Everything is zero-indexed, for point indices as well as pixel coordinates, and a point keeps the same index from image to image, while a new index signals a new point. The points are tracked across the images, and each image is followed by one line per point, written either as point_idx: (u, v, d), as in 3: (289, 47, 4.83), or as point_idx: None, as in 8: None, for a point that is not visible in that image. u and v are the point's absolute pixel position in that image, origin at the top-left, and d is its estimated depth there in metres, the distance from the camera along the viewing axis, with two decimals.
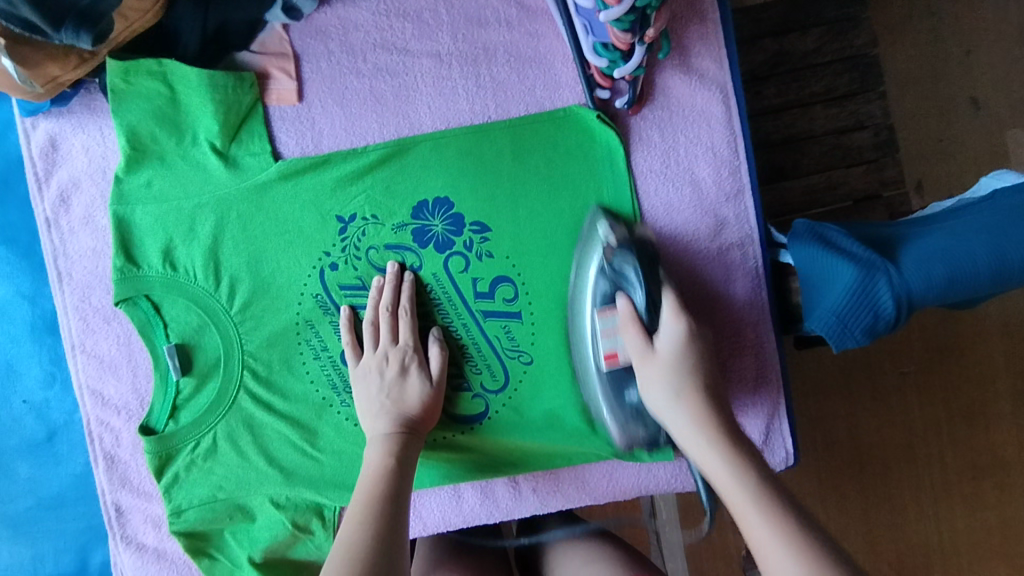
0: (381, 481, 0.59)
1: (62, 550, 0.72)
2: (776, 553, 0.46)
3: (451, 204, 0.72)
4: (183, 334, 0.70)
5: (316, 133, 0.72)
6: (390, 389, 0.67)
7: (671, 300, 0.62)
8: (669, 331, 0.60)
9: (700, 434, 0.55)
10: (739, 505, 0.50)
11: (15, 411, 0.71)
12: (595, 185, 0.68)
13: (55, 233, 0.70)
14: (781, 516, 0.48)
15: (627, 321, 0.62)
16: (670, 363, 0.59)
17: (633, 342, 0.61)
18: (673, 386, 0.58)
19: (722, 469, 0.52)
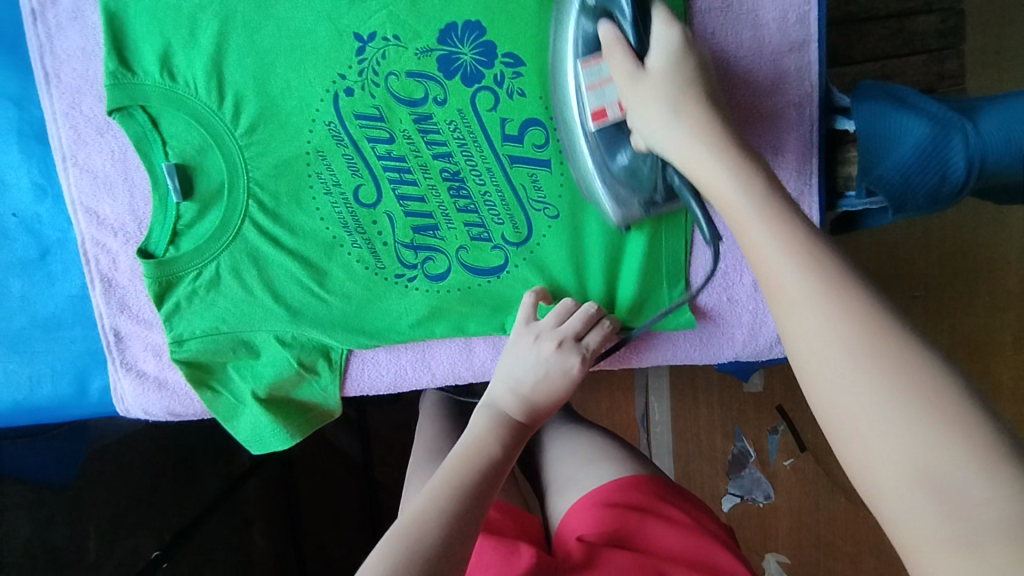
0: (482, 461, 0.55)
1: (58, 372, 0.69)
2: (844, 360, 0.35)
3: (482, 29, 0.64)
4: (183, 153, 0.65)
5: None
6: (547, 360, 0.62)
7: (661, 10, 0.55)
8: (661, 44, 0.54)
9: (744, 195, 0.43)
10: (796, 295, 0.38)
11: (5, 225, 0.67)
12: (592, 11, 0.58)
13: (40, 27, 0.63)
14: (861, 309, 0.36)
15: (629, 84, 0.54)
16: (663, 77, 0.53)
17: (648, 113, 0.52)
18: (723, 163, 0.46)
19: (793, 272, 0.38)
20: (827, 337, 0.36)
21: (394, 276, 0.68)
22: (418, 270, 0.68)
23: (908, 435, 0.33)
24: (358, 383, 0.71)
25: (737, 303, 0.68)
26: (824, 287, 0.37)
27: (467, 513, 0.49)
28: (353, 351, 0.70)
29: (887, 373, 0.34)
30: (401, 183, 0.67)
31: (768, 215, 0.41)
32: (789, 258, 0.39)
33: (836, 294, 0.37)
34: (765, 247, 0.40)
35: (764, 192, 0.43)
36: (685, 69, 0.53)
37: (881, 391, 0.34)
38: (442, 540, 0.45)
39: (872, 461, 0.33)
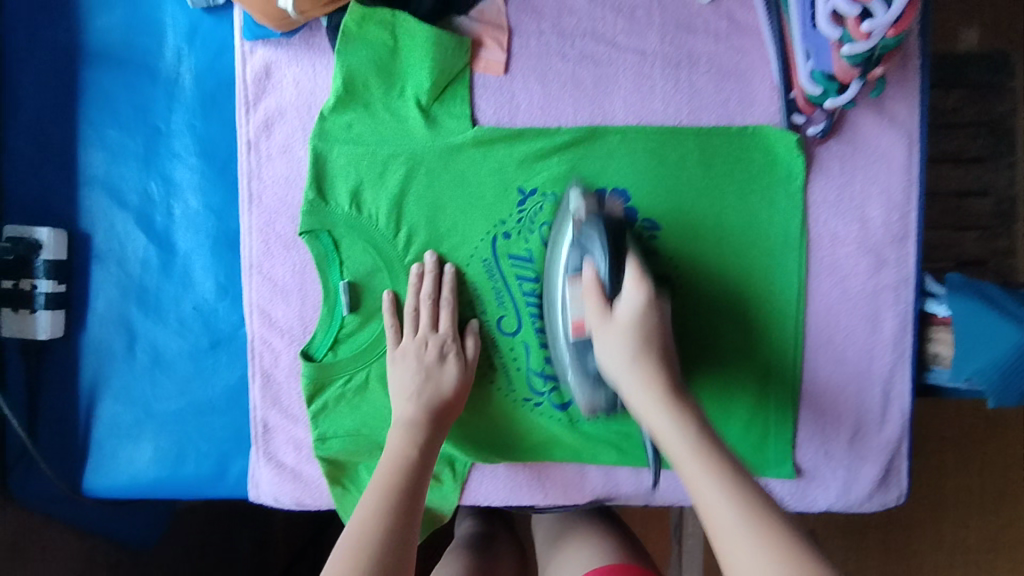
0: (400, 472, 0.65)
1: (203, 453, 0.75)
2: (733, 526, 0.48)
3: (628, 197, 0.74)
4: (357, 273, 0.74)
5: (513, 106, 0.74)
6: (426, 372, 0.70)
7: (635, 265, 0.62)
8: (631, 298, 0.60)
9: (664, 411, 0.56)
10: (712, 506, 0.50)
11: (184, 316, 0.75)
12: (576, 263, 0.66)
13: (252, 156, 0.73)
14: (733, 487, 0.50)
15: (601, 327, 0.61)
16: (631, 330, 0.59)
17: (613, 355, 0.60)
18: (656, 398, 0.57)
19: (716, 497, 0.50)
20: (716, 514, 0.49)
21: (523, 399, 0.75)
22: (545, 397, 0.75)
23: (752, 538, 0.47)
24: (476, 495, 0.77)
25: (832, 458, 0.76)
26: (704, 455, 0.52)
27: (401, 536, 0.59)
28: (475, 463, 0.76)
29: (758, 532, 0.47)
30: (539, 318, 0.75)
31: (700, 450, 0.53)
32: (711, 483, 0.50)
33: (732, 492, 0.50)
34: (697, 476, 0.51)
35: (691, 425, 0.55)
36: (647, 316, 0.60)
37: (749, 532, 0.48)
38: (389, 554, 0.56)
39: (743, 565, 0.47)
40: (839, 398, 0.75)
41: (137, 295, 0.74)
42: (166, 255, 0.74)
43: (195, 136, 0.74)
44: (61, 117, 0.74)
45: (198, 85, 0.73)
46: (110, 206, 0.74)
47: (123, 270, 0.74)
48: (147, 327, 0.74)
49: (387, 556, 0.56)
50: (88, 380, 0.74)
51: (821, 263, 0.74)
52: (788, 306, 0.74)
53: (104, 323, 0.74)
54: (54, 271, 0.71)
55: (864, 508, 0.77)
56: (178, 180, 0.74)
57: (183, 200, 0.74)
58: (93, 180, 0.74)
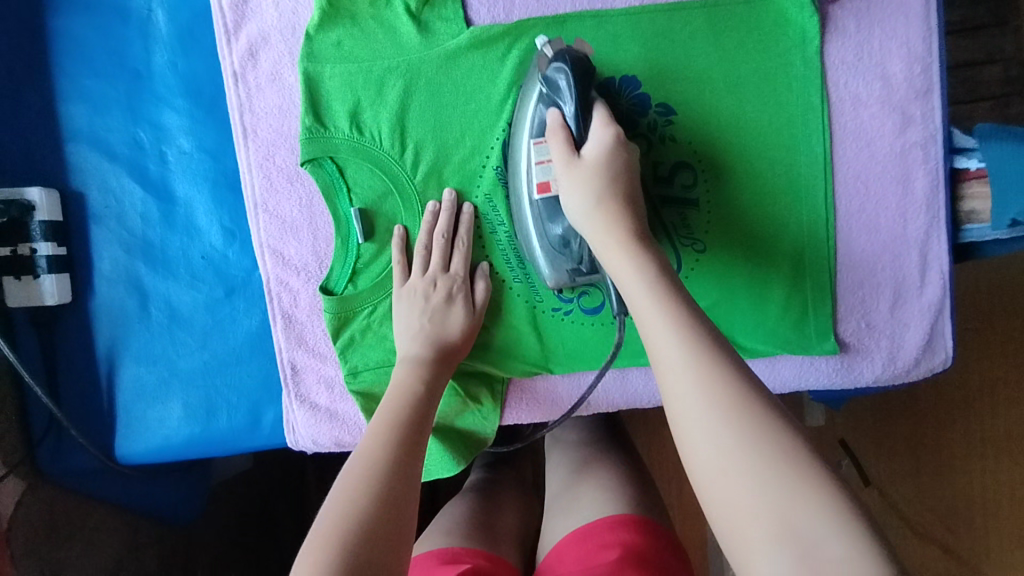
0: (406, 409, 0.60)
1: (234, 406, 0.73)
2: (704, 398, 0.44)
3: (638, 84, 0.70)
4: (367, 199, 0.71)
5: (508, 1, 0.70)
6: (434, 313, 0.68)
7: (603, 114, 0.62)
8: (600, 140, 0.61)
9: (637, 273, 0.53)
10: (681, 389, 0.45)
11: (194, 266, 0.72)
12: (545, 98, 0.64)
13: (240, 87, 0.69)
14: (735, 390, 0.43)
15: (567, 170, 0.61)
16: (596, 173, 0.60)
17: (576, 193, 0.60)
18: (652, 299, 0.51)
19: (675, 355, 0.46)
20: (667, 357, 0.47)
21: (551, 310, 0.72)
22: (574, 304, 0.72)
23: (725, 401, 0.43)
24: (516, 417, 0.75)
25: (873, 329, 0.74)
26: (670, 315, 0.49)
27: (407, 473, 0.54)
28: (513, 380, 0.74)
29: (723, 405, 0.43)
30: None
31: (674, 317, 0.49)
32: (668, 328, 0.48)
33: (707, 371, 0.44)
34: (661, 338, 0.48)
35: (654, 272, 0.53)
36: (616, 156, 0.60)
37: (719, 400, 0.43)
38: (396, 493, 0.51)
39: (700, 453, 0.43)
40: (876, 268, 0.73)
41: (142, 250, 0.71)
42: (165, 204, 0.71)
43: (178, 75, 0.70)
44: (38, 73, 0.70)
45: (173, 19, 0.69)
46: (98, 159, 0.70)
47: (123, 224, 0.71)
48: (157, 283, 0.72)
49: (390, 490, 0.51)
50: (105, 343, 0.72)
51: (844, 128, 0.71)
52: (815, 177, 0.71)
53: (112, 283, 0.71)
54: (51, 231, 0.67)
55: (912, 377, 0.75)
56: (166, 123, 0.70)
57: (175, 144, 0.70)
58: (77, 134, 0.70)
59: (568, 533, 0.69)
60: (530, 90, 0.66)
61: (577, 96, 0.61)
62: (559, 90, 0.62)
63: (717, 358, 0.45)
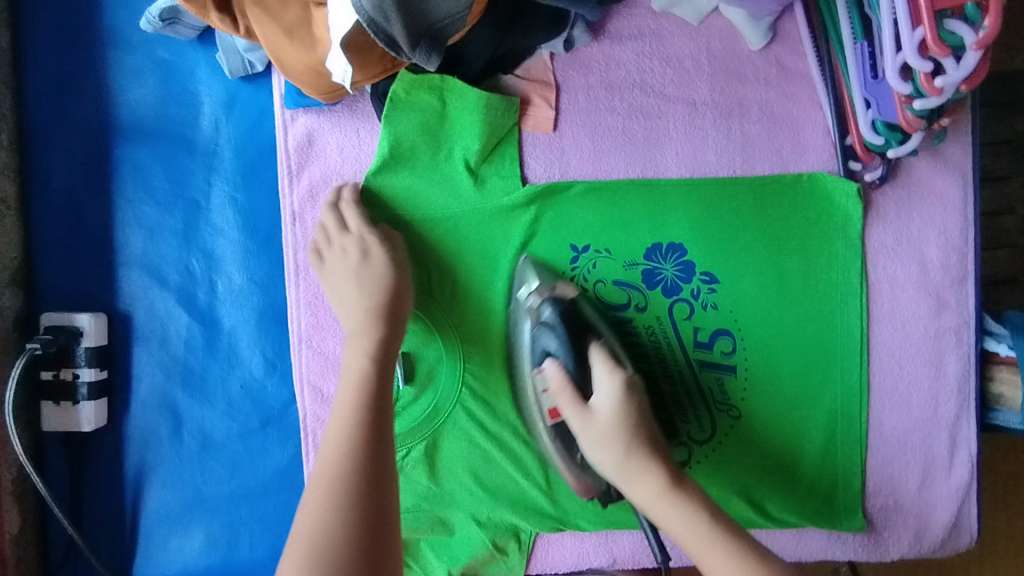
0: (361, 411, 0.58)
1: (256, 538, 0.72)
2: (689, 523, 0.54)
3: (685, 251, 0.72)
4: (410, 342, 0.71)
5: (563, 162, 0.72)
6: (359, 268, 0.65)
7: (569, 290, 0.69)
8: (608, 387, 0.62)
9: (622, 447, 0.58)
10: (699, 548, 0.53)
11: (232, 394, 0.72)
12: (539, 294, 0.69)
13: (298, 226, 0.71)
14: (703, 508, 0.55)
15: (580, 420, 0.60)
16: (611, 426, 0.59)
17: (598, 452, 0.59)
18: (621, 448, 0.58)
19: (675, 517, 0.55)
20: (684, 537, 0.54)
21: None
22: None
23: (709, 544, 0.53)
24: (541, 565, 0.74)
25: (902, 507, 0.74)
26: (631, 456, 0.58)
27: (376, 493, 0.53)
28: (540, 532, 0.73)
29: (705, 518, 0.54)
30: None
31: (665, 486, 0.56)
32: (648, 476, 0.57)
33: (662, 487, 0.56)
34: (660, 506, 0.56)
35: (633, 425, 0.59)
36: (627, 398, 0.61)
37: (699, 538, 0.53)
38: (367, 518, 0.52)
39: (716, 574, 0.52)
40: (907, 446, 0.74)
41: (182, 375, 0.71)
42: (210, 331, 0.71)
43: (237, 208, 0.71)
44: (97, 197, 0.71)
45: (238, 154, 0.71)
46: (149, 284, 0.71)
47: (165, 349, 0.71)
48: (193, 409, 0.72)
49: (366, 495, 0.53)
50: (133, 467, 0.71)
51: (881, 307, 0.73)
52: (851, 352, 0.73)
53: (147, 406, 0.71)
54: (94, 357, 0.68)
55: (937, 556, 0.75)
56: (220, 254, 0.71)
57: (226, 274, 0.72)
58: (131, 260, 0.71)
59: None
60: (525, 282, 0.71)
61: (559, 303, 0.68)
62: (546, 324, 0.67)
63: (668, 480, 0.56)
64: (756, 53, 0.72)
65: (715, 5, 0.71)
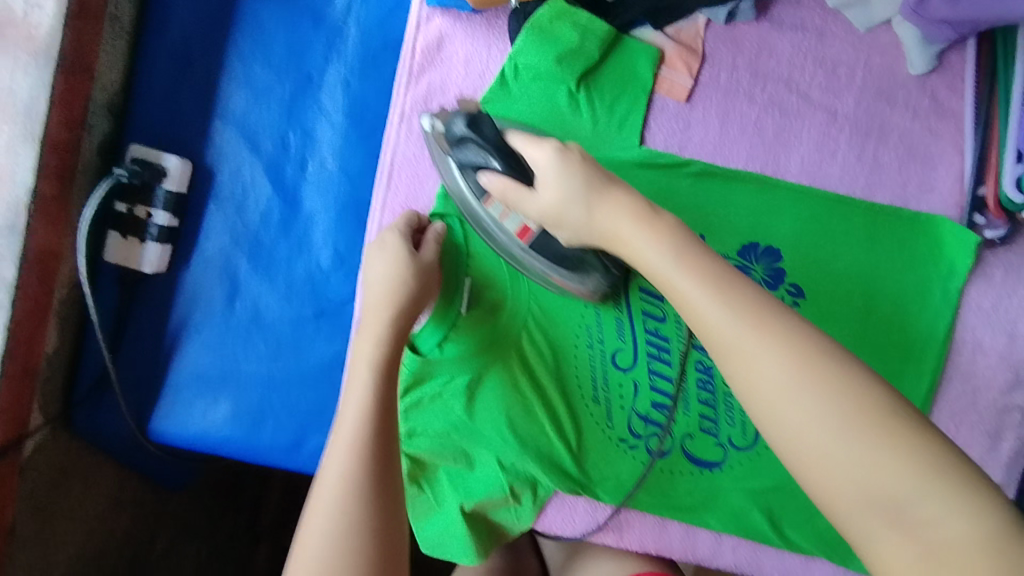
0: (368, 424, 0.53)
1: (280, 424, 0.71)
2: (832, 432, 0.39)
3: (780, 257, 0.70)
4: (482, 271, 0.70)
5: (685, 137, 0.69)
6: (397, 273, 0.59)
7: (519, 134, 0.60)
8: (547, 167, 0.57)
9: (664, 235, 0.51)
10: (752, 353, 0.43)
11: (294, 277, 0.71)
12: (450, 143, 0.61)
13: (402, 127, 0.68)
14: (831, 371, 0.41)
15: (538, 211, 0.59)
16: (575, 181, 0.55)
17: (596, 215, 0.55)
18: (645, 227, 0.52)
19: (762, 356, 0.42)
20: (770, 373, 0.42)
21: (618, 438, 0.72)
22: (642, 441, 0.72)
23: (877, 446, 0.39)
24: (549, 524, 0.73)
25: None
26: (596, 197, 0.54)
27: (387, 539, 0.51)
28: (558, 491, 0.72)
29: (767, 322, 0.43)
30: (656, 358, 0.72)
31: (738, 307, 0.45)
32: (663, 254, 0.50)
33: (720, 292, 0.46)
34: (750, 342, 0.43)
35: (575, 167, 0.55)
36: (566, 153, 0.56)
37: (846, 438, 0.39)
38: (383, 555, 0.50)
39: (811, 444, 0.40)
40: None
41: (250, 246, 0.70)
42: (289, 209, 0.70)
43: (348, 93, 0.69)
44: (213, 44, 0.69)
45: (363, 41, 0.69)
46: (241, 147, 0.69)
47: (240, 215, 0.70)
48: (251, 281, 0.70)
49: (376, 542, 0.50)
50: (180, 321, 0.70)
51: (957, 366, 0.71)
52: (914, 403, 0.71)
53: (207, 266, 0.70)
54: (173, 203, 0.66)
55: None
56: (318, 135, 0.69)
57: (319, 157, 0.70)
58: (229, 116, 0.69)
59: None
60: (438, 148, 0.64)
61: (479, 120, 0.59)
62: (458, 136, 0.60)
63: (794, 326, 0.43)
64: (914, 78, 0.69)
65: (888, 18, 0.68)
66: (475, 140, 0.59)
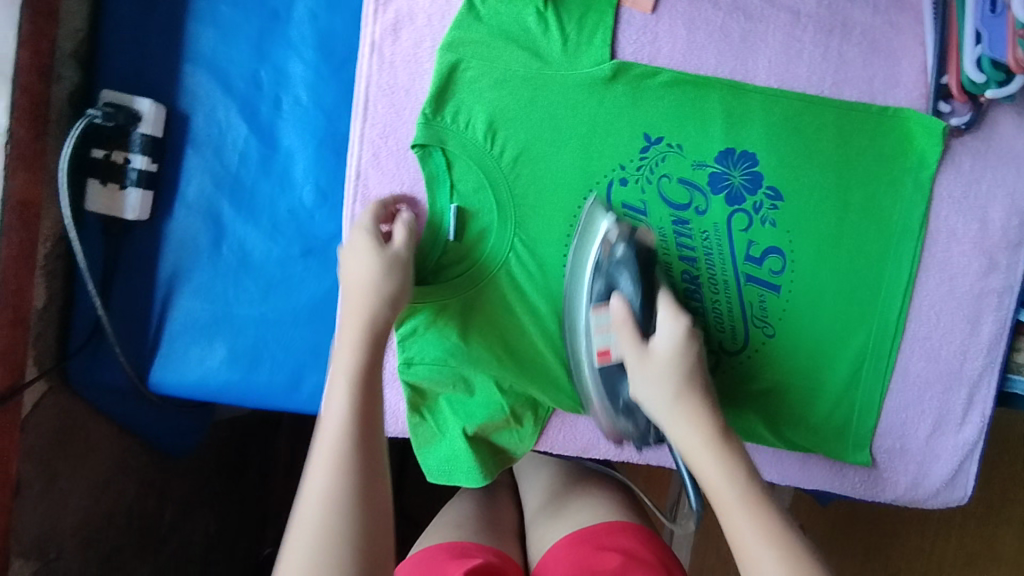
0: (360, 404, 0.55)
1: (278, 365, 0.72)
2: (755, 541, 0.51)
3: (756, 161, 0.71)
4: (466, 197, 0.69)
5: (655, 48, 0.71)
6: (374, 261, 0.61)
7: (668, 300, 0.61)
8: (668, 332, 0.58)
9: (704, 445, 0.55)
10: (746, 542, 0.52)
11: (278, 216, 0.71)
12: (604, 272, 0.64)
13: (374, 58, 0.69)
14: (790, 555, 0.51)
15: (637, 363, 0.58)
16: (669, 363, 0.57)
17: (654, 391, 0.57)
18: (701, 435, 0.55)
19: (742, 517, 0.52)
20: (718, 489, 0.54)
21: None
22: None
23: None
24: (551, 442, 0.75)
25: (906, 452, 0.76)
26: (684, 390, 0.56)
27: (375, 512, 0.51)
28: (557, 409, 0.74)
29: (739, 488, 0.53)
30: None
31: (728, 467, 0.54)
32: (693, 426, 0.56)
33: (727, 468, 0.54)
34: (738, 519, 0.52)
35: (692, 365, 0.57)
36: (690, 347, 0.58)
37: (751, 510, 0.53)
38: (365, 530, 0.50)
39: (757, 566, 0.51)
40: (924, 396, 0.75)
41: (231, 188, 0.71)
42: (268, 149, 0.71)
43: (316, 27, 0.70)
44: None
45: None
46: (213, 88, 0.69)
47: (218, 158, 0.70)
48: (236, 224, 0.71)
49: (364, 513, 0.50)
50: (168, 269, 0.70)
51: (933, 255, 0.73)
52: (894, 293, 0.73)
53: (191, 212, 0.70)
54: (149, 146, 0.66)
55: (928, 504, 0.78)
56: (290, 72, 0.70)
57: (293, 94, 0.70)
58: (199, 58, 0.69)
59: (555, 546, 0.70)
60: (597, 222, 0.68)
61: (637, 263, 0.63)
62: (619, 261, 0.64)
63: (733, 449, 0.55)
64: None
65: None
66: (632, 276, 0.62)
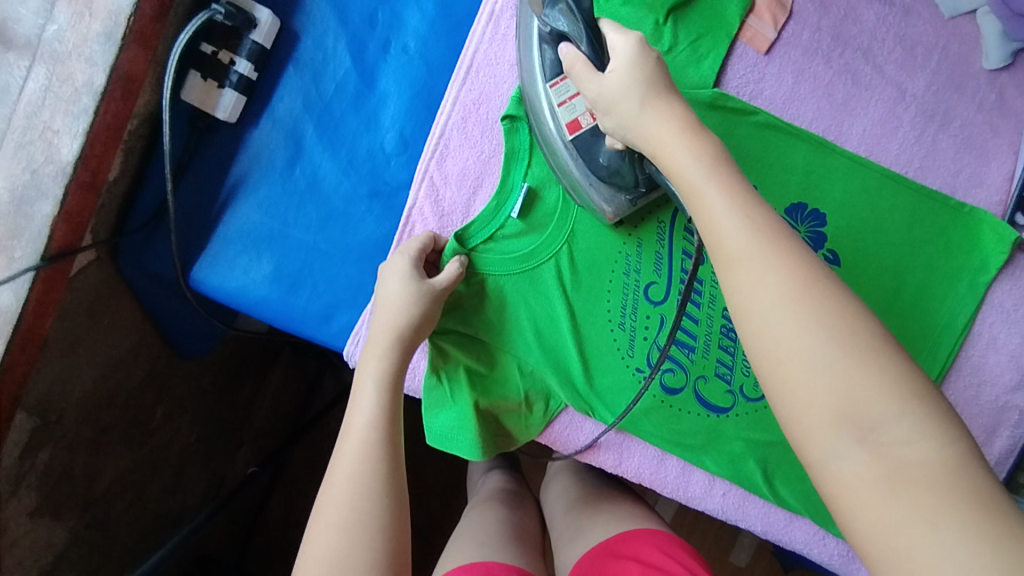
0: (377, 432, 0.58)
1: (315, 294, 0.72)
2: (824, 388, 0.42)
3: (823, 222, 0.72)
4: (538, 179, 0.70)
5: (759, 87, 0.72)
6: (407, 294, 0.64)
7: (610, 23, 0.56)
8: (623, 51, 0.53)
9: (710, 171, 0.49)
10: (758, 299, 0.44)
11: (356, 153, 0.73)
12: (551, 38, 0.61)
13: (489, 27, 0.71)
14: (817, 301, 0.44)
15: (594, 89, 0.54)
16: (636, 74, 0.53)
17: (625, 112, 0.53)
18: (708, 162, 0.49)
19: (773, 290, 0.44)
20: (737, 228, 0.47)
21: (636, 367, 0.74)
22: (658, 375, 0.74)
23: (840, 425, 0.41)
24: (554, 436, 0.77)
25: None
26: (655, 95, 0.52)
27: (399, 534, 0.54)
28: (568, 407, 0.75)
29: (757, 224, 0.46)
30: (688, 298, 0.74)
31: (749, 211, 0.47)
32: (706, 170, 0.49)
33: (747, 217, 0.47)
34: (755, 276, 0.45)
35: (654, 72, 0.53)
36: (650, 56, 0.53)
37: (799, 327, 0.43)
38: (393, 550, 0.53)
39: (779, 364, 0.43)
40: None
41: (319, 114, 0.72)
42: (364, 87, 0.73)
43: None
44: None
45: None
46: (329, 16, 0.72)
47: (315, 82, 0.72)
48: (314, 149, 0.72)
49: (391, 530, 0.54)
50: (239, 174, 0.72)
51: (967, 357, 0.74)
52: None
53: (275, 126, 0.72)
54: (255, 56, 0.69)
55: None
56: (405, 19, 0.73)
57: (402, 41, 0.73)
58: None
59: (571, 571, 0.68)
60: (529, 15, 0.63)
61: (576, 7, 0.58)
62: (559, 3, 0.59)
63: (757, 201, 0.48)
64: (986, 72, 0.72)
65: (974, 8, 0.72)
66: (567, 4, 0.58)
